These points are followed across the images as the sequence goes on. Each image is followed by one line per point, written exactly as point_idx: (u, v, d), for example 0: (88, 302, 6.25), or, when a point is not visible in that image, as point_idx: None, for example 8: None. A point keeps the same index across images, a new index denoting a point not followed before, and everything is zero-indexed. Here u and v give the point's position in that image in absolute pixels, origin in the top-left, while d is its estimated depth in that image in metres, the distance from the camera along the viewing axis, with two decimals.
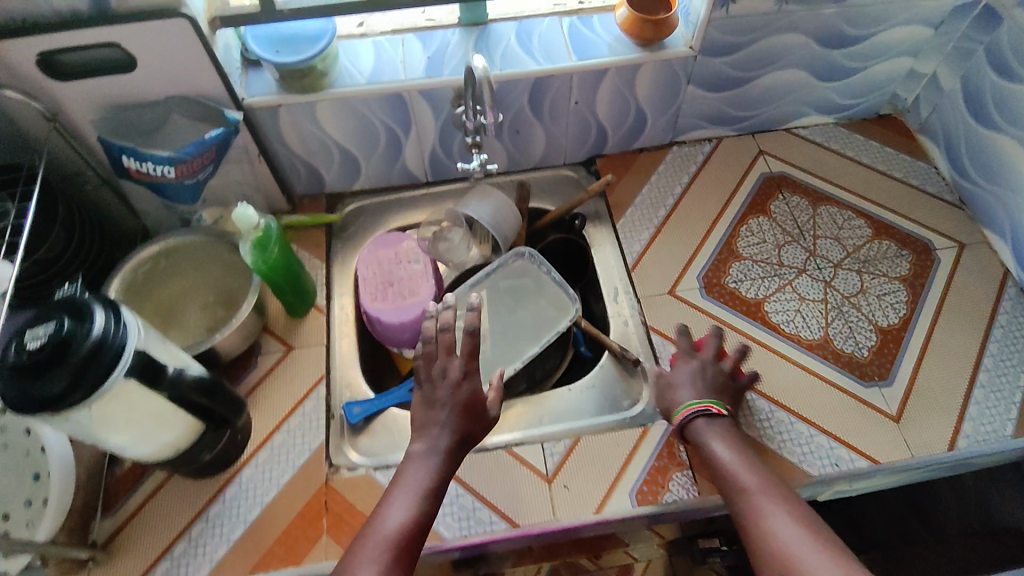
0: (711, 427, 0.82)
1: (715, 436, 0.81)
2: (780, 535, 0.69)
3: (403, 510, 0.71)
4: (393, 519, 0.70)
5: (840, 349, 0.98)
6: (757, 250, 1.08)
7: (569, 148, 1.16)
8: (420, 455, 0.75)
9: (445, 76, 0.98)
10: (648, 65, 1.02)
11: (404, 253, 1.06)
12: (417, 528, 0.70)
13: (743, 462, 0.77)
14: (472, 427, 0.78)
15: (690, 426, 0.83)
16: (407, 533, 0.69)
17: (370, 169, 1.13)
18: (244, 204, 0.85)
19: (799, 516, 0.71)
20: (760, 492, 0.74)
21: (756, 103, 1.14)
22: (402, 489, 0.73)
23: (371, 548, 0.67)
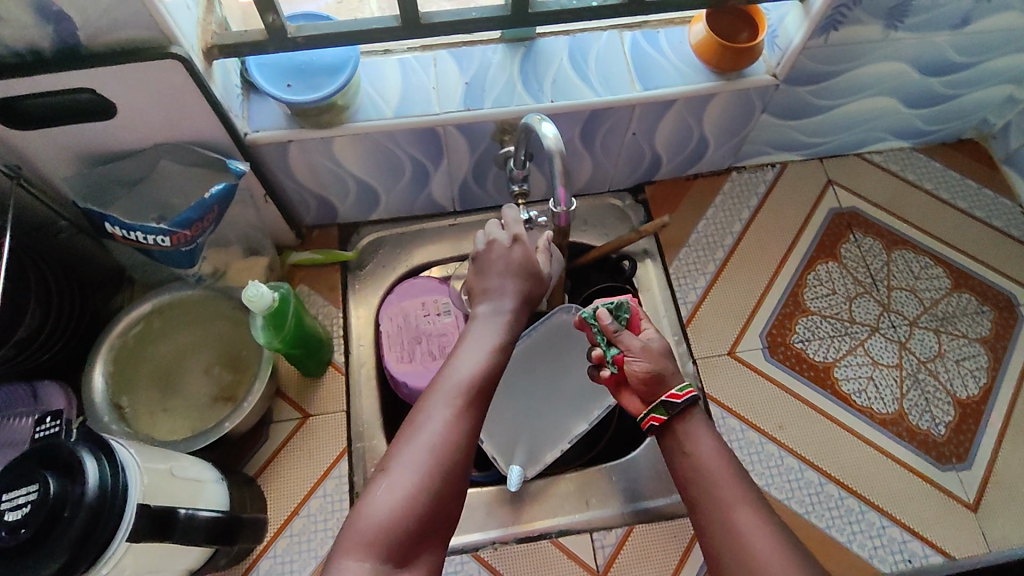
0: (704, 419, 0.66)
1: (702, 425, 0.66)
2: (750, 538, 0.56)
3: (476, 358, 0.62)
4: (465, 362, 0.61)
5: (915, 426, 0.90)
6: (826, 303, 0.97)
7: (617, 176, 1.02)
8: (486, 315, 0.66)
9: (486, 109, 0.83)
10: (722, 95, 0.87)
11: (432, 304, 0.95)
12: (494, 373, 0.62)
13: (722, 454, 0.63)
14: (534, 288, 0.70)
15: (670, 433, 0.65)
16: (483, 381, 0.60)
17: (391, 200, 0.99)
18: (257, 283, 0.72)
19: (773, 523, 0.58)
20: (727, 486, 0.60)
21: (833, 129, 1.00)
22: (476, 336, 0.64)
23: (442, 393, 0.59)
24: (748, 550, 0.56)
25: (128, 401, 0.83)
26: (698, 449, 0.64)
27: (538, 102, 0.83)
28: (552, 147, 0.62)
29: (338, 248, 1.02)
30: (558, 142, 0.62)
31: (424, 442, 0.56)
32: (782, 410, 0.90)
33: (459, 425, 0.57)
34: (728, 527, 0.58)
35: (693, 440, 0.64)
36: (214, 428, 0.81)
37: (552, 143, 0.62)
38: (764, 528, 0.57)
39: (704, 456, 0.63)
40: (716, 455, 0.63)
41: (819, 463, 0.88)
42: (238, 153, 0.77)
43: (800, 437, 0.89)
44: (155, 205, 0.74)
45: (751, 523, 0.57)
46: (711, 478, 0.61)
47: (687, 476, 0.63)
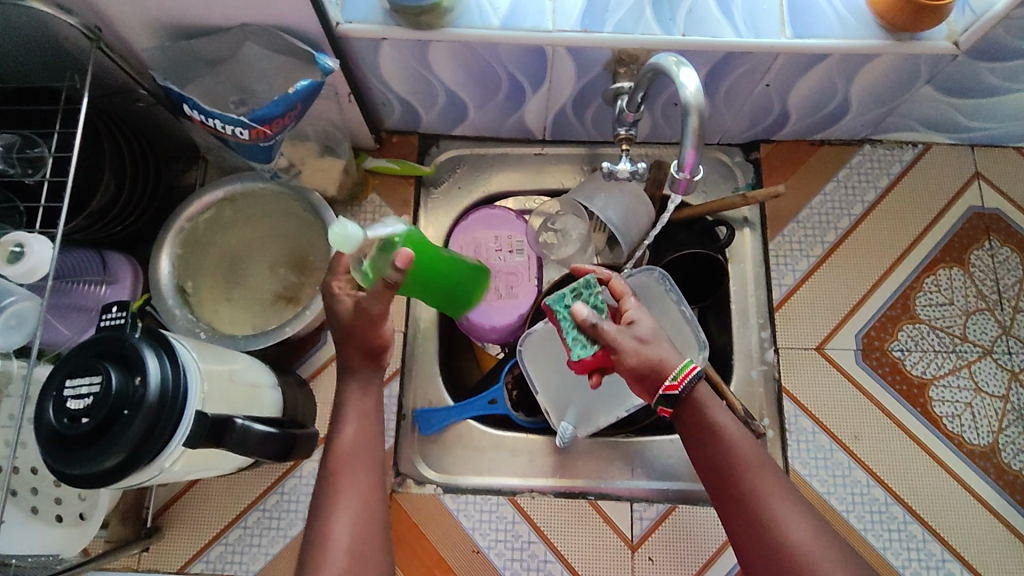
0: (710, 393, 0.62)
1: (712, 407, 0.61)
2: (787, 529, 0.55)
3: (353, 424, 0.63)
4: (343, 435, 0.62)
5: (1006, 465, 0.82)
6: (939, 314, 0.87)
7: (732, 129, 0.91)
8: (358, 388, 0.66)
9: (606, 33, 0.72)
10: (885, 57, 0.73)
11: (505, 239, 0.89)
12: (372, 440, 0.63)
13: (746, 441, 0.60)
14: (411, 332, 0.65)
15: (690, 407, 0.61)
16: (361, 446, 0.62)
17: (479, 116, 0.90)
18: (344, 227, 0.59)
19: (804, 507, 0.57)
20: (757, 475, 0.58)
21: (1000, 115, 0.85)
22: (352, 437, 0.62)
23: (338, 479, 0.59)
24: (784, 537, 0.55)
25: (193, 285, 0.81)
26: (722, 438, 0.60)
27: (667, 34, 0.72)
28: (690, 100, 0.53)
29: (415, 160, 0.95)
30: (696, 101, 0.53)
31: (342, 520, 0.57)
32: (862, 419, 0.84)
33: (367, 498, 0.59)
34: (758, 517, 0.57)
35: (716, 427, 0.60)
36: (277, 329, 0.78)
37: (691, 95, 0.53)
38: (797, 513, 0.56)
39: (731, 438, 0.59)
40: (744, 442, 0.59)
41: (891, 483, 0.81)
42: (327, 45, 0.70)
43: (874, 449, 0.82)
44: (235, 87, 0.70)
45: (784, 510, 0.56)
46: (738, 469, 0.58)
47: (710, 462, 0.60)
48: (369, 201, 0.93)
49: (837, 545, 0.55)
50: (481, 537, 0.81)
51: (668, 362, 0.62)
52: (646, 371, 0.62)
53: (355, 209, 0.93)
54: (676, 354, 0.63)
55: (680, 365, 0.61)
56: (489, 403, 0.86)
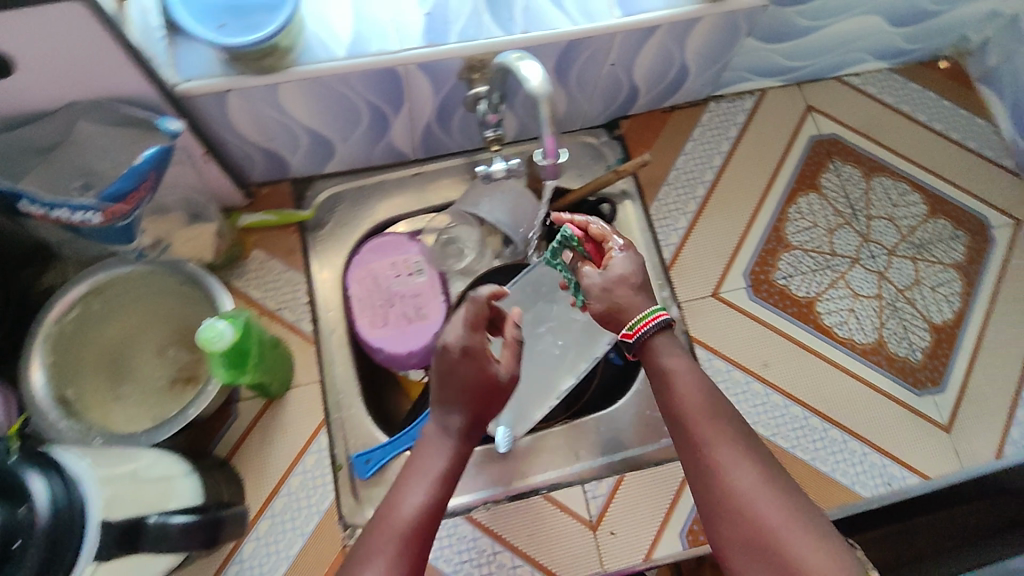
0: (670, 343, 0.65)
1: (658, 356, 0.65)
2: (730, 476, 0.56)
3: (421, 488, 0.60)
4: (404, 500, 0.59)
5: (894, 354, 0.90)
6: (807, 237, 0.95)
7: (591, 112, 0.95)
8: (434, 438, 0.64)
9: (451, 44, 0.73)
10: (705, 19, 0.80)
11: (402, 263, 0.87)
12: (435, 513, 0.59)
13: (698, 391, 0.62)
14: (486, 408, 0.64)
15: (648, 349, 0.65)
16: (424, 517, 0.58)
17: (348, 150, 0.89)
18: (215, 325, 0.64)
19: (751, 447, 0.58)
20: (703, 422, 0.60)
21: (815, 52, 0.95)
22: (414, 471, 0.62)
23: (381, 533, 0.57)
24: (724, 482, 0.57)
25: (74, 392, 0.74)
26: (673, 387, 0.63)
27: (509, 34, 0.75)
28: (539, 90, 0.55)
29: (292, 206, 0.92)
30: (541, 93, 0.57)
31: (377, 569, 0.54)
32: (768, 348, 0.90)
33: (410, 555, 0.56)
34: (706, 461, 0.58)
35: (664, 372, 0.63)
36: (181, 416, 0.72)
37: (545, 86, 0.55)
38: (743, 460, 0.57)
39: (682, 387, 0.62)
40: (693, 393, 0.61)
41: (806, 399, 0.88)
42: (169, 108, 0.67)
43: (784, 372, 0.89)
44: (77, 172, 0.65)
45: (730, 458, 0.57)
46: (687, 416, 0.61)
47: (668, 415, 0.63)
48: (253, 258, 0.89)
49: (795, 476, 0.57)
50: (445, 564, 0.79)
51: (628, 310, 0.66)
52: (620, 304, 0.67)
53: (238, 269, 0.89)
54: (647, 302, 0.67)
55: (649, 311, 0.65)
56: (425, 429, 0.85)
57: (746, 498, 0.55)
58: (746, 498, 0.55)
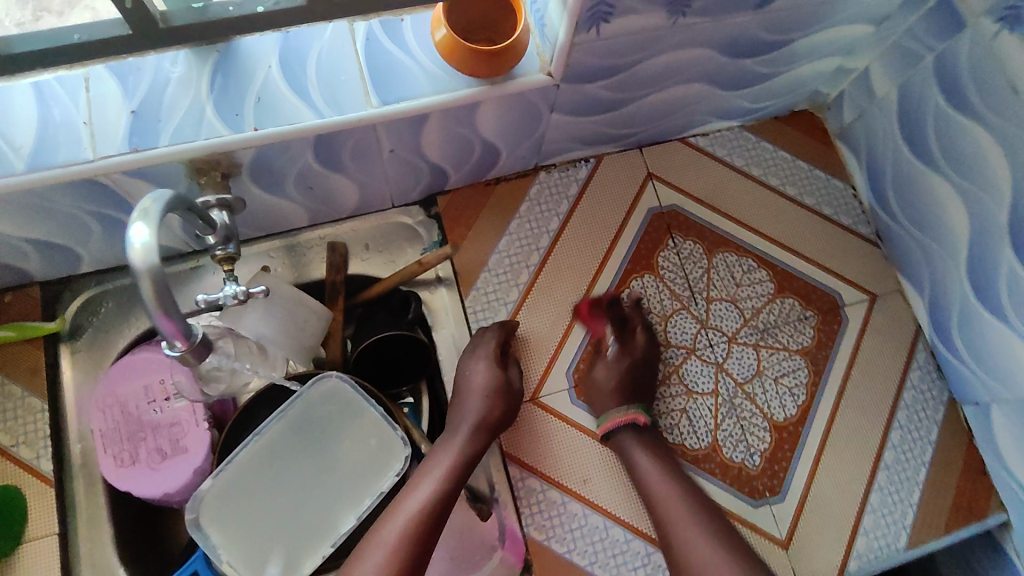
0: (636, 441, 0.77)
1: (640, 454, 0.76)
2: (679, 544, 0.69)
3: (425, 490, 0.68)
4: (410, 503, 0.67)
5: (729, 460, 0.82)
6: (641, 326, 0.86)
7: (395, 193, 0.84)
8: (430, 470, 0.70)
9: (162, 148, 0.61)
10: (489, 101, 0.68)
11: (157, 388, 0.75)
12: (438, 512, 0.68)
13: (654, 473, 0.75)
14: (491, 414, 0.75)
15: (615, 440, 0.78)
16: (428, 515, 0.67)
17: (96, 253, 0.76)
18: None
19: (694, 517, 0.70)
20: (671, 509, 0.71)
21: (644, 118, 0.85)
22: (426, 472, 0.70)
23: (384, 531, 0.65)
24: (684, 555, 0.68)
25: None
26: (640, 476, 0.75)
27: (236, 133, 0.62)
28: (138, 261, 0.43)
29: (40, 317, 0.79)
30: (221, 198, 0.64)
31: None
32: (590, 459, 0.80)
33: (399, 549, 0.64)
34: (672, 558, 0.69)
35: (639, 471, 0.75)
36: None
37: (138, 256, 0.43)
38: (690, 533, 0.69)
39: (642, 472, 0.75)
40: (657, 486, 0.73)
41: (629, 519, 0.79)
42: None
43: (605, 489, 0.80)
44: None
45: (687, 530, 0.69)
46: (654, 508, 0.72)
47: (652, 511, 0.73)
48: None
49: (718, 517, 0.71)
50: None
51: (597, 409, 0.80)
52: (596, 405, 0.80)
53: None
54: (614, 404, 0.79)
55: (614, 411, 0.78)
56: None
57: (680, 546, 0.69)
58: (671, 525, 0.70)
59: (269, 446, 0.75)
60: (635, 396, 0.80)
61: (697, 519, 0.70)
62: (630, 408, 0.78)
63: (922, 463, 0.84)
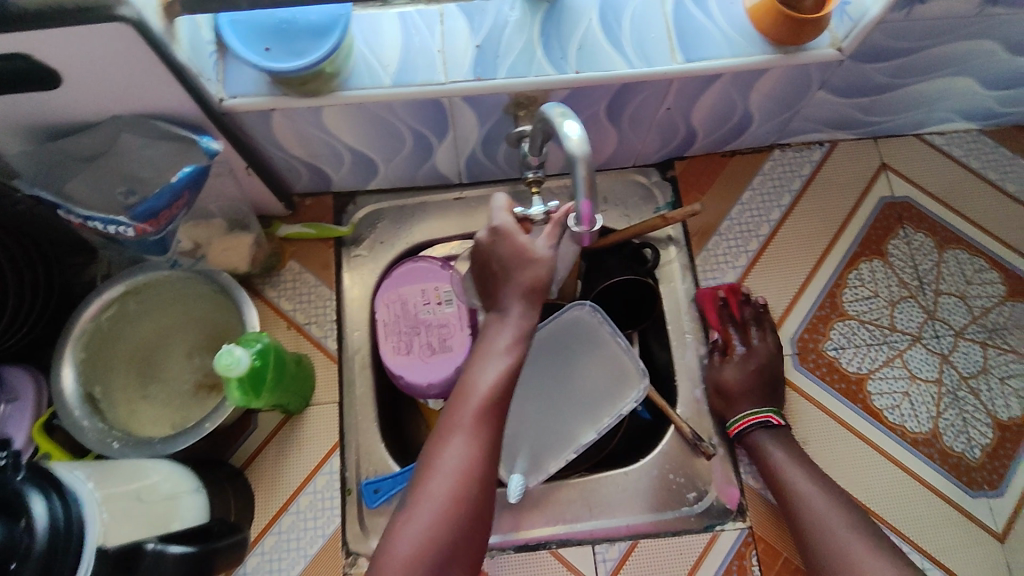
0: (780, 443, 0.80)
1: (774, 449, 0.79)
2: (831, 533, 0.72)
3: (495, 367, 0.57)
4: (484, 375, 0.56)
5: (950, 448, 0.83)
6: (867, 307, 0.88)
7: (643, 152, 0.92)
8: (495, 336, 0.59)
9: (500, 79, 0.71)
10: (776, 69, 0.74)
11: (432, 291, 0.85)
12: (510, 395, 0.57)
13: (795, 467, 0.77)
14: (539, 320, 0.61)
15: (750, 436, 0.80)
16: (504, 386, 0.56)
17: (390, 172, 0.88)
18: (234, 347, 0.61)
19: (846, 513, 0.73)
20: (812, 500, 0.75)
21: (894, 108, 0.88)
22: (490, 348, 0.58)
23: (484, 360, 0.57)
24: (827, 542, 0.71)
25: (101, 390, 0.75)
26: (777, 467, 0.78)
27: (561, 73, 0.72)
28: (575, 150, 0.50)
29: (332, 221, 0.92)
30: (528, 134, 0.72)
31: (456, 445, 0.55)
32: (810, 422, 0.84)
33: (485, 430, 0.56)
34: (809, 524, 0.74)
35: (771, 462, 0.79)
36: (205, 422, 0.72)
37: (575, 146, 0.50)
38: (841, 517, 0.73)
39: (779, 461, 0.78)
40: (802, 481, 0.76)
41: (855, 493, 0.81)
42: (210, 126, 0.68)
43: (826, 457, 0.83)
44: (120, 178, 0.66)
45: (835, 522, 0.72)
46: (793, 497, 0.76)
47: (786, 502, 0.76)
48: (287, 269, 0.90)
49: (843, 486, 0.76)
50: None
51: (731, 411, 0.83)
52: (729, 404, 0.83)
53: (273, 278, 0.89)
54: (751, 404, 0.82)
55: (751, 410, 0.81)
56: None
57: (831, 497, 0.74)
58: (806, 497, 0.75)
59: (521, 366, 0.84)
60: (765, 399, 0.83)
61: (824, 493, 0.75)
62: (759, 409, 0.81)
63: None
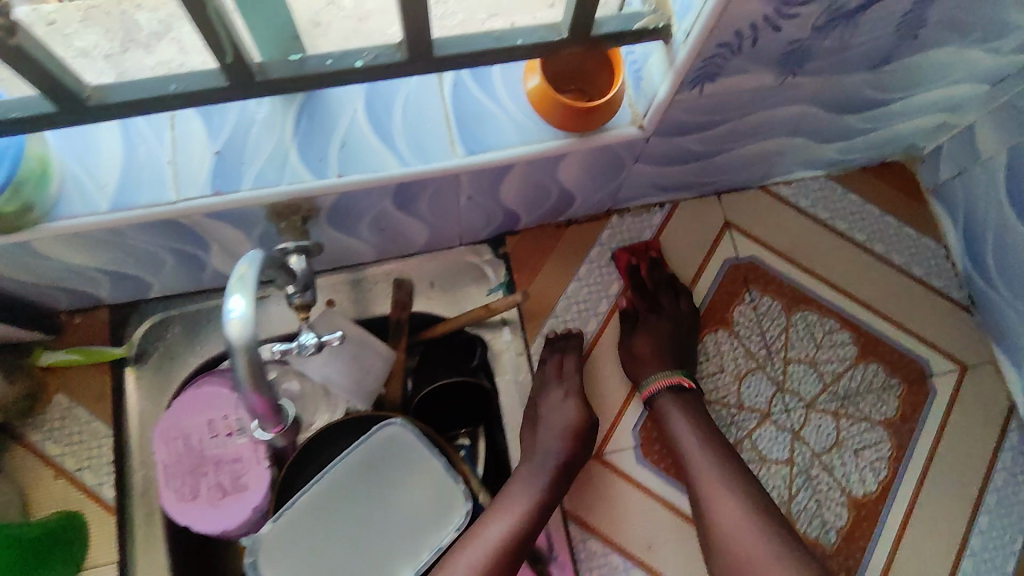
0: (682, 408, 0.76)
1: (679, 417, 0.76)
2: (722, 512, 0.67)
3: (504, 523, 0.68)
4: (490, 535, 0.67)
5: (803, 535, 0.78)
6: (713, 386, 0.83)
7: (465, 233, 0.82)
8: (524, 478, 0.72)
9: (244, 192, 0.59)
10: (575, 152, 0.65)
11: (220, 422, 0.74)
12: (512, 555, 0.67)
13: (699, 443, 0.73)
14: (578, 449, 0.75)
15: (658, 402, 0.77)
16: (507, 548, 0.67)
17: (167, 283, 0.76)
18: None
19: (740, 485, 0.69)
20: (709, 477, 0.70)
21: (729, 168, 0.81)
22: (504, 507, 0.70)
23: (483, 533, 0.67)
24: (715, 522, 0.67)
25: None
26: (677, 443, 0.74)
27: (319, 178, 0.61)
28: (234, 334, 0.42)
29: (108, 341, 0.79)
30: (299, 244, 0.63)
31: None
32: (652, 525, 0.78)
33: None
34: (704, 504, 0.69)
35: (675, 437, 0.75)
36: None
37: (235, 328, 0.42)
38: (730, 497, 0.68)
39: (682, 436, 0.74)
40: (697, 451, 0.72)
41: None
42: None
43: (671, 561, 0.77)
44: None
45: (732, 500, 0.68)
46: (694, 476, 0.71)
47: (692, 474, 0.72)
48: (54, 405, 0.77)
49: None
50: None
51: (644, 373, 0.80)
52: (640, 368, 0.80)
53: (37, 418, 0.77)
54: (657, 370, 0.79)
55: (662, 374, 0.78)
56: None
57: None
58: (704, 479, 0.70)
59: (312, 505, 0.72)
60: (678, 362, 0.81)
61: (729, 484, 0.69)
62: (666, 371, 0.78)
63: (1012, 552, 0.79)
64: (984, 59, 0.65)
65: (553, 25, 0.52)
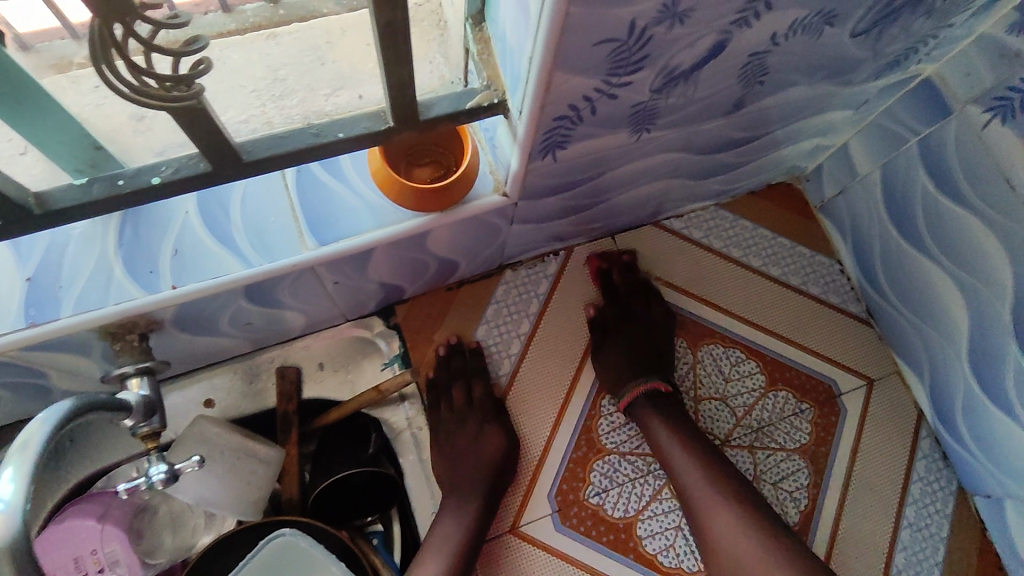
0: (662, 425, 0.74)
1: (662, 428, 0.74)
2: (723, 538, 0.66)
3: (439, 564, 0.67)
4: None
5: None
6: (625, 437, 0.80)
7: (348, 311, 0.77)
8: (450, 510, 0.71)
9: (63, 320, 0.53)
10: (437, 228, 0.61)
11: (84, 561, 0.65)
12: None
13: (698, 463, 0.71)
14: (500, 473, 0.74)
15: (643, 417, 0.76)
16: None
17: (13, 410, 0.68)
18: None
19: (737, 509, 0.67)
20: (710, 507, 0.68)
21: (614, 213, 0.79)
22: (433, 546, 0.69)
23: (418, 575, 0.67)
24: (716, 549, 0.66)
25: None
26: (679, 468, 0.72)
27: (151, 293, 0.55)
28: None
29: None
30: (140, 367, 0.57)
31: None
32: None
33: None
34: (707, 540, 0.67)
35: (669, 461, 0.72)
36: None
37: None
38: (722, 517, 0.67)
39: (676, 461, 0.72)
40: (691, 476, 0.70)
41: None
42: None
43: None
44: None
45: (726, 528, 0.66)
46: (693, 506, 0.69)
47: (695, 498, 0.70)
48: None
49: None
50: None
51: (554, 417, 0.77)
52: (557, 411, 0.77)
53: None
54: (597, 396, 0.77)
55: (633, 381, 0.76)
56: None
57: None
58: (703, 508, 0.68)
59: None
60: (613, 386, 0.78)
61: (730, 503, 0.67)
62: (641, 377, 0.77)
63: (936, 565, 0.79)
64: (839, 90, 0.65)
65: (379, 113, 0.49)
